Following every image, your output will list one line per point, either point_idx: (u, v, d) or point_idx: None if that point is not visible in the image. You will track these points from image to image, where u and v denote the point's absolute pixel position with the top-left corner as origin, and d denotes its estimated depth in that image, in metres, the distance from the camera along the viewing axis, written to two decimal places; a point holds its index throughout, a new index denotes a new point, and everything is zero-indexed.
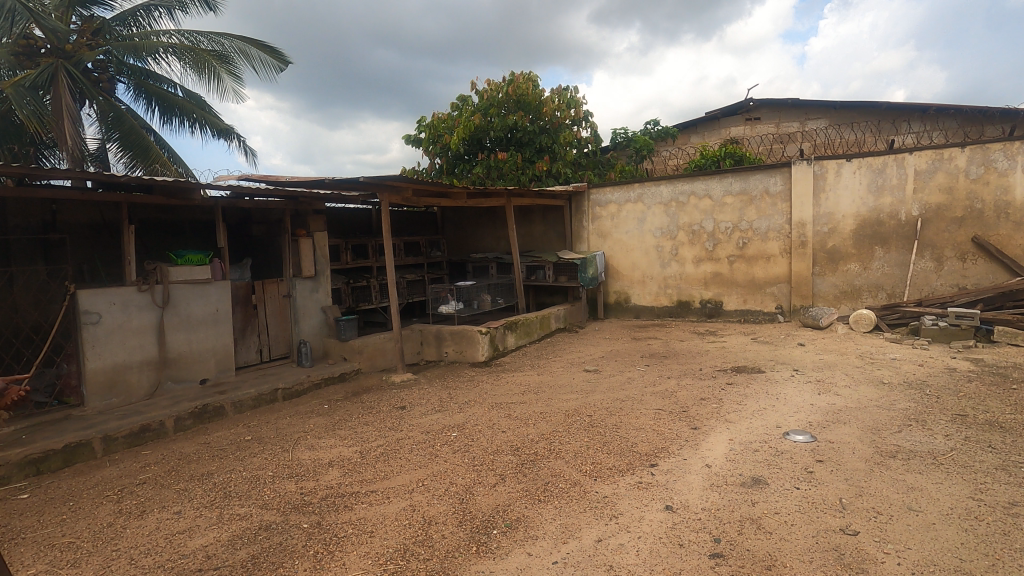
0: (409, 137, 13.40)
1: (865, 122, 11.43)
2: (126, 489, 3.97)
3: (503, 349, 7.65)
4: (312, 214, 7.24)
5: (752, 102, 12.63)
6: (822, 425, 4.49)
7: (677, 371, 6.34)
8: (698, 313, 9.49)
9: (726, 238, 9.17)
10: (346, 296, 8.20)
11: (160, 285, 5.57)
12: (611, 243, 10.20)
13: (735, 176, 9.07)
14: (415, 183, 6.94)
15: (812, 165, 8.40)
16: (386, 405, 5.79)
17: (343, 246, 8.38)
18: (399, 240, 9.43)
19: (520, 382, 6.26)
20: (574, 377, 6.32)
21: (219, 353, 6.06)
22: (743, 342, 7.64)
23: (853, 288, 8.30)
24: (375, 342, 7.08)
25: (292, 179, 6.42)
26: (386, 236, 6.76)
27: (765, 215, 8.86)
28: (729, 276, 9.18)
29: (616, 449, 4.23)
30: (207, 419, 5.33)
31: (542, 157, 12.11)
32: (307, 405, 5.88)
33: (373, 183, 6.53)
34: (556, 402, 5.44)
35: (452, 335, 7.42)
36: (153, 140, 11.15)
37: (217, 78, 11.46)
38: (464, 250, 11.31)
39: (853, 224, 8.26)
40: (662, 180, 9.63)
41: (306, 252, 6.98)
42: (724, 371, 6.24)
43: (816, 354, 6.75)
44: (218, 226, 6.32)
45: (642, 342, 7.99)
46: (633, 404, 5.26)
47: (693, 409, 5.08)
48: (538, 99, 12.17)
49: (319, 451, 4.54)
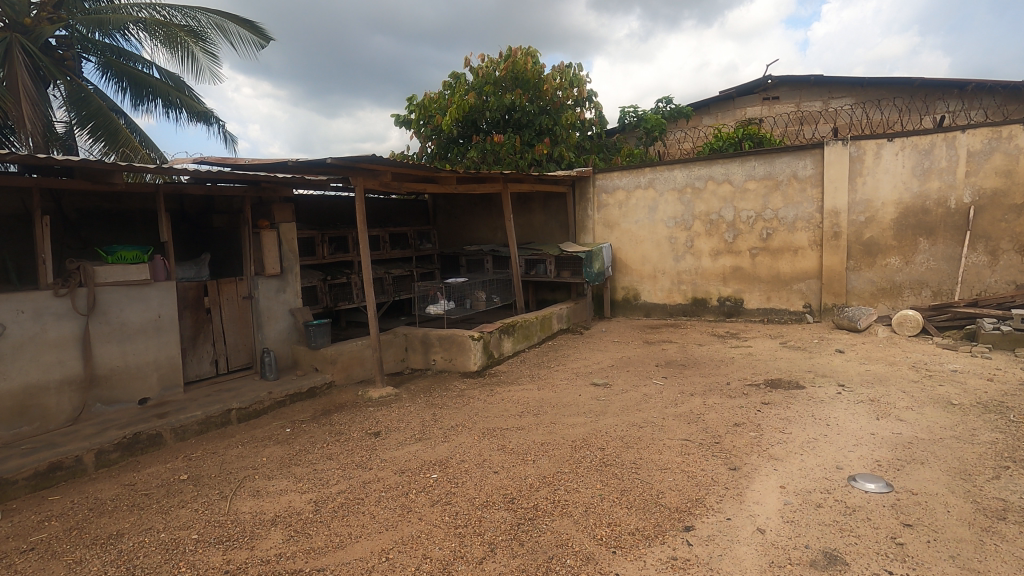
0: (399, 117, 12.38)
1: (895, 102, 10.45)
2: (5, 560, 3.07)
3: (498, 356, 6.73)
4: (279, 202, 6.28)
5: (770, 80, 11.59)
6: (896, 467, 3.58)
7: (701, 386, 5.41)
8: (715, 313, 8.57)
9: (748, 229, 8.22)
10: (324, 294, 7.33)
11: (84, 288, 4.63)
12: (619, 234, 9.21)
13: (758, 158, 8.09)
14: (397, 167, 5.93)
15: (847, 146, 7.44)
16: (358, 429, 4.87)
17: (320, 239, 7.49)
18: (384, 232, 8.49)
19: (518, 399, 5.33)
20: (580, 393, 5.39)
21: (163, 367, 5.16)
22: (771, 348, 6.71)
23: (894, 285, 7.38)
24: (352, 350, 6.15)
25: (250, 160, 5.44)
26: (362, 228, 5.76)
27: (793, 203, 7.91)
28: (751, 271, 8.25)
29: (639, 501, 3.32)
30: (140, 452, 4.43)
31: (542, 140, 11.13)
32: (265, 430, 4.97)
33: (345, 166, 5.53)
34: (559, 428, 4.52)
35: (441, 341, 6.52)
36: (122, 125, 10.16)
37: (191, 57, 10.47)
38: (457, 241, 10.35)
39: (894, 213, 7.32)
40: (676, 164, 8.65)
41: (269, 246, 6.02)
42: (756, 387, 5.31)
43: (860, 364, 5.83)
44: (161, 216, 5.34)
45: (656, 347, 7.06)
46: (653, 433, 4.34)
47: (726, 440, 4.16)
48: (538, 76, 11.09)
49: (265, 499, 3.63)
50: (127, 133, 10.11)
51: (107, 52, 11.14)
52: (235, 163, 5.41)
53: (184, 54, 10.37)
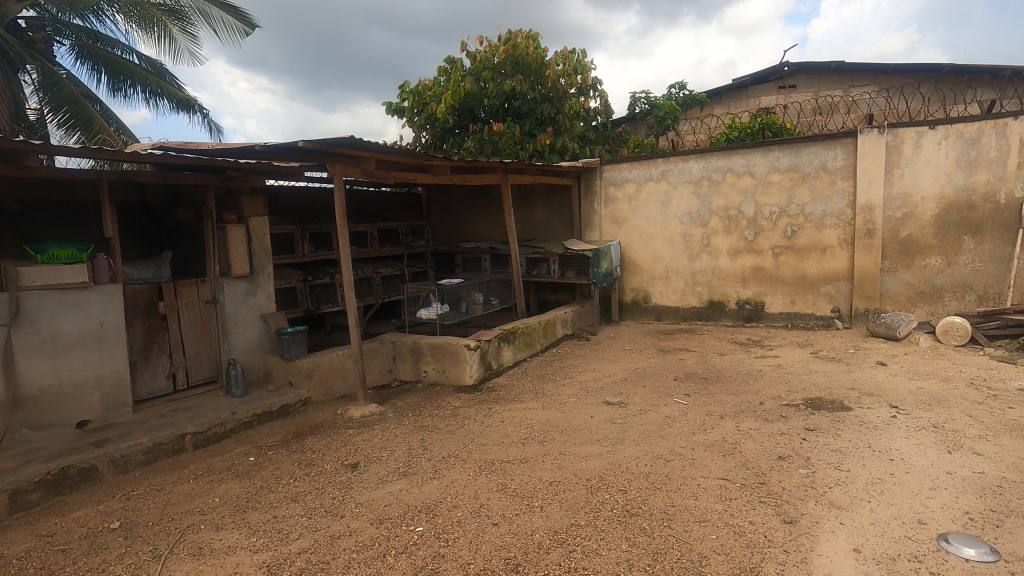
0: (391, 104, 11.58)
1: (921, 90, 9.76)
2: None
3: (497, 367, 6.00)
4: (249, 192, 5.55)
5: (787, 67, 10.85)
6: (996, 523, 2.87)
7: (731, 407, 4.68)
8: (733, 317, 7.87)
9: (771, 226, 7.52)
10: (305, 296, 6.70)
11: (5, 293, 3.89)
12: (628, 230, 8.47)
13: (783, 148, 7.37)
14: (384, 154, 5.18)
15: (884, 134, 6.73)
16: (333, 459, 4.14)
17: (299, 236, 6.83)
18: (372, 227, 7.77)
19: (520, 422, 4.60)
20: (592, 415, 4.66)
21: (106, 384, 4.43)
22: (802, 359, 6.00)
23: (933, 289, 6.70)
24: (331, 361, 5.42)
25: (212, 147, 4.66)
26: (342, 223, 5.02)
27: (821, 197, 7.20)
28: (774, 272, 7.55)
29: (679, 572, 2.61)
30: (69, 490, 3.69)
31: (544, 130, 10.41)
32: (225, 459, 4.25)
33: (321, 152, 4.77)
34: (571, 462, 3.80)
35: (432, 350, 5.81)
36: (98, 114, 9.31)
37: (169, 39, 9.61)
38: (452, 238, 9.62)
39: (935, 208, 6.63)
40: (691, 155, 7.91)
41: (237, 243, 5.29)
42: (795, 409, 4.59)
43: (908, 380, 5.13)
44: (104, 207, 4.58)
45: (672, 357, 6.34)
46: (685, 470, 3.61)
47: (773, 479, 3.45)
48: (540, 61, 10.31)
49: (206, 562, 2.90)
50: (101, 122, 9.26)
51: (82, 35, 10.25)
52: (197, 147, 4.66)
53: (162, 37, 9.48)
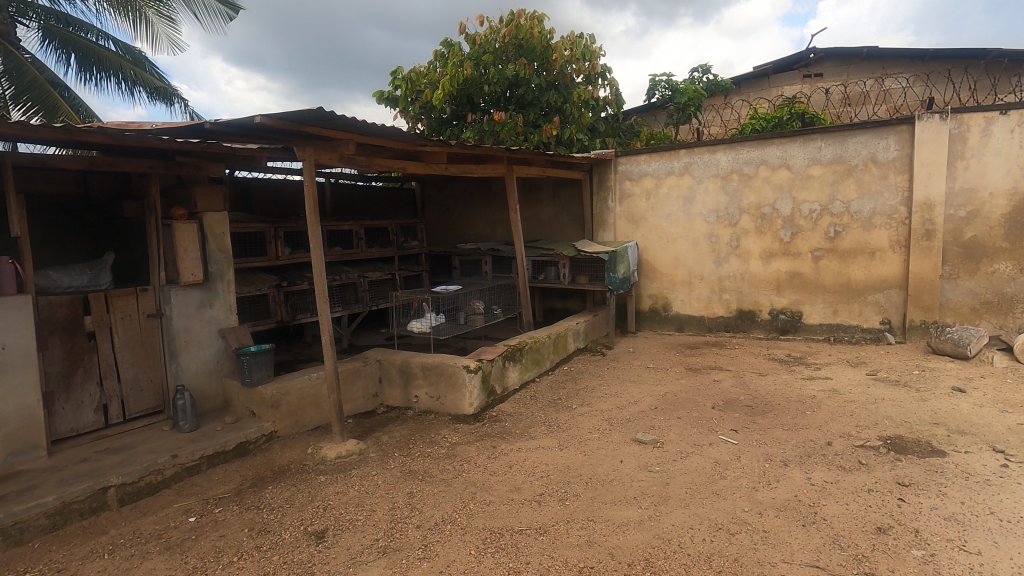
0: (382, 93, 10.62)
1: (963, 78, 8.89)
2: None
3: (502, 391, 5.08)
4: (205, 182, 4.61)
5: (813, 54, 9.95)
6: None
7: (793, 450, 3.78)
8: (766, 329, 6.97)
9: (810, 226, 6.62)
10: (278, 305, 5.84)
11: None
12: (646, 230, 7.56)
13: (827, 137, 6.46)
14: (367, 135, 4.22)
15: (947, 120, 5.85)
16: (295, 523, 3.22)
17: (272, 235, 5.94)
18: (358, 226, 6.85)
19: (533, 469, 3.69)
20: (622, 459, 3.75)
21: (10, 423, 3.49)
22: (859, 382, 5.11)
23: (1003, 299, 5.83)
24: (302, 387, 4.51)
25: (159, 126, 3.74)
26: (313, 219, 4.07)
27: (870, 192, 6.31)
28: (814, 278, 6.66)
29: None
30: None
31: (550, 120, 9.50)
32: (158, 521, 3.32)
33: (285, 131, 3.82)
34: (605, 535, 2.88)
35: (425, 372, 4.90)
36: (63, 103, 8.09)
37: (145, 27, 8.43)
38: (449, 238, 8.71)
39: (1006, 207, 5.76)
40: (718, 145, 7.01)
41: (187, 244, 4.35)
42: (874, 453, 3.69)
43: (1000, 413, 4.23)
44: (10, 199, 3.63)
45: (705, 379, 5.44)
46: (758, 550, 2.70)
47: (882, 567, 2.55)
48: (545, 44, 9.37)
49: None
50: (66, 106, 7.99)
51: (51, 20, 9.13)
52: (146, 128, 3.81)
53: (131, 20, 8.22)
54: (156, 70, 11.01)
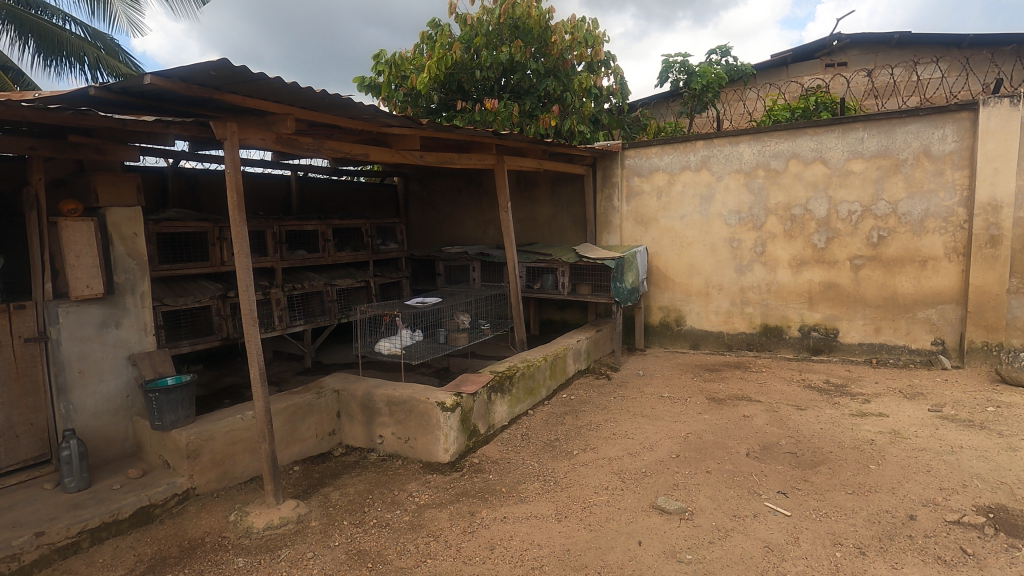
0: (364, 79, 9.66)
1: (1006, 66, 7.98)
2: None
3: (486, 430, 4.14)
4: (113, 171, 3.65)
5: (837, 41, 9.04)
6: None
7: (866, 528, 2.85)
8: (796, 348, 6.05)
9: (849, 229, 5.69)
10: (223, 320, 4.87)
11: None
12: (657, 233, 6.62)
13: (871, 125, 5.53)
14: (310, 107, 3.27)
15: (1019, 106, 4.93)
16: None
17: (217, 236, 4.97)
18: (324, 225, 5.89)
19: (522, 555, 2.75)
20: (641, 540, 2.82)
21: None
22: (923, 420, 4.19)
23: None
24: (231, 429, 3.56)
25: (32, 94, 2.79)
26: (236, 217, 3.11)
27: (921, 191, 5.39)
28: (853, 290, 5.73)
29: None
30: None
31: (548, 110, 8.56)
32: None
33: (191, 98, 2.85)
34: None
35: (391, 408, 3.96)
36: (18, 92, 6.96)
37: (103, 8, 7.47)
38: (433, 240, 7.77)
39: None
40: (742, 136, 6.08)
41: (81, 248, 3.38)
42: (978, 534, 2.77)
43: None
44: None
45: (732, 413, 4.52)
46: None
47: None
48: (544, 25, 8.42)
49: None
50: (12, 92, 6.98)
51: None
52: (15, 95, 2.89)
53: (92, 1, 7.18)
54: (130, 60, 9.90)
